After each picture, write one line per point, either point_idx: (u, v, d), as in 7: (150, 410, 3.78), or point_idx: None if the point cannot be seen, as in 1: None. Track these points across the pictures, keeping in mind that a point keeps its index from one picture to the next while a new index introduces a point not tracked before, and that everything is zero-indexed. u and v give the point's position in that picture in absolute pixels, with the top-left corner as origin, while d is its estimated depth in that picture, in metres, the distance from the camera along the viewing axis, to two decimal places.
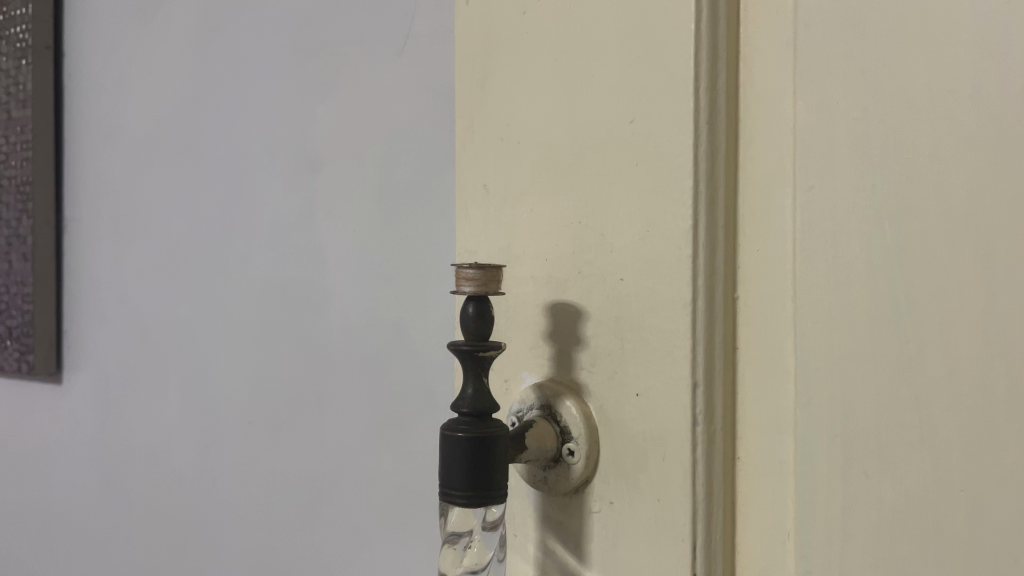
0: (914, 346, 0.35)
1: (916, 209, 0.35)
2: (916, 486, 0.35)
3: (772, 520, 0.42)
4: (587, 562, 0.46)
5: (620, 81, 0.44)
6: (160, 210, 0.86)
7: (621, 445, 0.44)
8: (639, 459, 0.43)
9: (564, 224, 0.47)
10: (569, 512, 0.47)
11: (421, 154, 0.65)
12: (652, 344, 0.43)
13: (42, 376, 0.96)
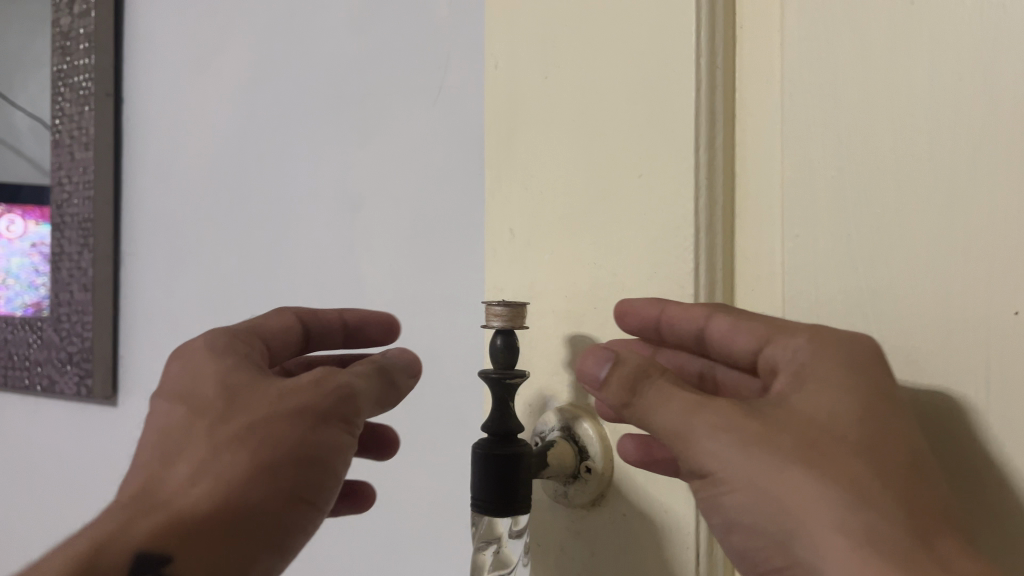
0: (884, 372, 0.42)
1: (885, 256, 0.41)
2: None
3: None
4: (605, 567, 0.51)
5: (630, 141, 0.50)
6: (211, 244, 0.93)
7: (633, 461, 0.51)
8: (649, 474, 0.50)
9: (583, 265, 0.52)
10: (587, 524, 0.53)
11: (454, 196, 0.71)
12: None
13: (98, 399, 1.02)
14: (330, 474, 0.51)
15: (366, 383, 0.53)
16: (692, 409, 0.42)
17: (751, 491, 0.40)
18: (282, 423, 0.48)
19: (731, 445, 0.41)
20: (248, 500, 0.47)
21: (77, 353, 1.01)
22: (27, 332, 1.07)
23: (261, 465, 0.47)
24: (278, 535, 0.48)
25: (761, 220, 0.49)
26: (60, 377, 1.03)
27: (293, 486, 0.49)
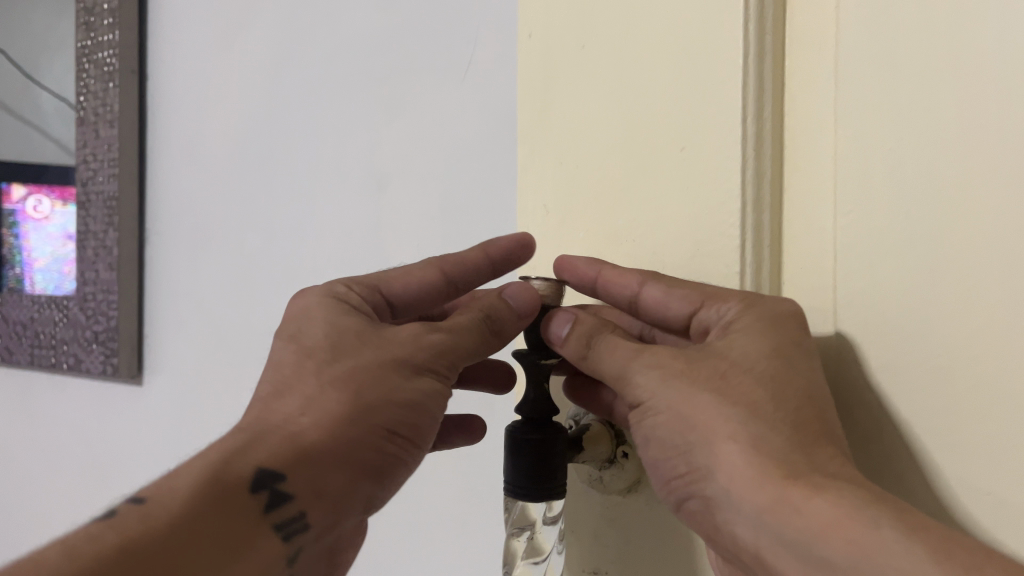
0: (945, 359, 0.39)
1: (946, 234, 0.39)
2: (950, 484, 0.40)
3: None
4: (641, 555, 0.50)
5: (673, 115, 0.48)
6: (237, 223, 0.92)
7: None
8: None
9: (620, 244, 0.51)
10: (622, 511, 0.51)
11: (485, 174, 0.69)
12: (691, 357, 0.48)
13: (123, 378, 1.02)
14: (427, 422, 0.50)
15: (468, 340, 0.50)
16: (632, 357, 0.46)
17: (671, 427, 0.44)
18: (390, 383, 0.48)
19: (659, 385, 0.44)
20: (357, 443, 0.47)
21: (102, 332, 1.01)
22: (52, 310, 1.06)
23: (370, 412, 0.47)
24: (374, 477, 0.49)
25: (808, 197, 0.47)
26: (86, 356, 1.03)
27: (395, 434, 0.48)
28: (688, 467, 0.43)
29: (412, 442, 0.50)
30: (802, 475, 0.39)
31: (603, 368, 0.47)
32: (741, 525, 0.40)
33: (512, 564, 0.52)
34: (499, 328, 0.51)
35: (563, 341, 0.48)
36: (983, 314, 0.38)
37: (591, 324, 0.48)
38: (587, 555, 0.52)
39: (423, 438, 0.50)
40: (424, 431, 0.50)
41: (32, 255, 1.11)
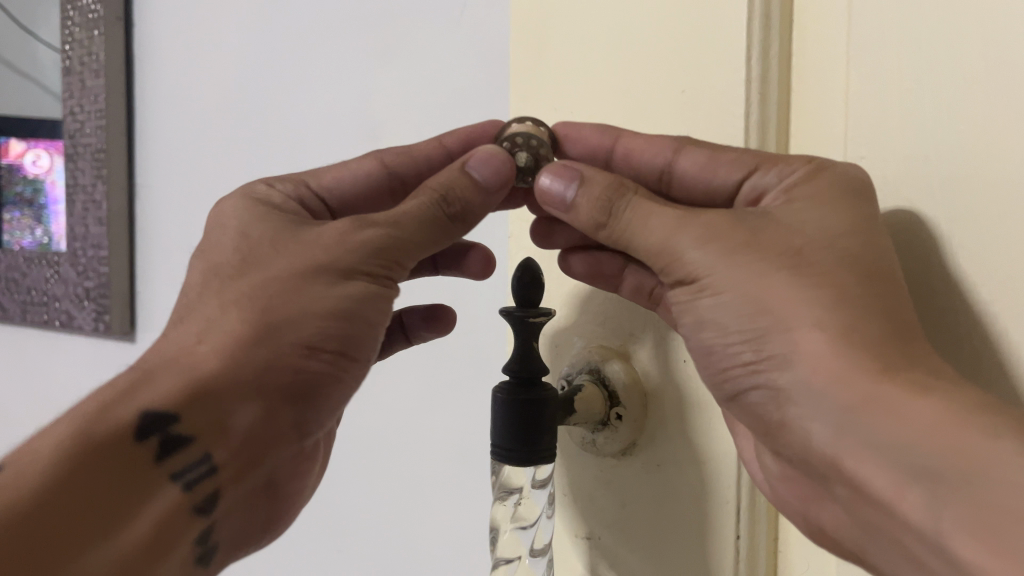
0: (958, 303, 0.39)
1: (964, 177, 0.38)
2: None
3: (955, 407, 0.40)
4: (633, 522, 0.48)
5: (677, 52, 0.45)
6: (229, 175, 0.89)
7: (669, 409, 0.47)
8: (685, 422, 0.46)
9: None
10: (615, 475, 0.49)
11: (474, 123, 0.66)
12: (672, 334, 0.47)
13: (116, 334, 0.99)
14: (360, 335, 0.47)
15: (417, 223, 0.46)
16: (679, 221, 0.41)
17: (738, 302, 0.39)
18: (311, 297, 0.45)
19: (716, 258, 0.40)
20: (278, 362, 0.44)
21: (94, 288, 0.98)
22: (43, 267, 1.04)
23: (282, 331, 0.44)
24: (305, 397, 0.46)
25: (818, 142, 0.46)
26: (78, 312, 1.00)
27: (319, 356, 0.45)
28: (754, 352, 0.39)
29: (340, 363, 0.46)
30: (899, 370, 0.36)
31: (639, 237, 0.42)
32: (815, 424, 0.38)
33: (499, 527, 0.50)
34: (461, 207, 0.47)
35: (580, 208, 0.43)
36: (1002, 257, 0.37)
37: (608, 188, 0.43)
38: (579, 517, 0.50)
39: (358, 352, 0.47)
40: (360, 343, 0.47)
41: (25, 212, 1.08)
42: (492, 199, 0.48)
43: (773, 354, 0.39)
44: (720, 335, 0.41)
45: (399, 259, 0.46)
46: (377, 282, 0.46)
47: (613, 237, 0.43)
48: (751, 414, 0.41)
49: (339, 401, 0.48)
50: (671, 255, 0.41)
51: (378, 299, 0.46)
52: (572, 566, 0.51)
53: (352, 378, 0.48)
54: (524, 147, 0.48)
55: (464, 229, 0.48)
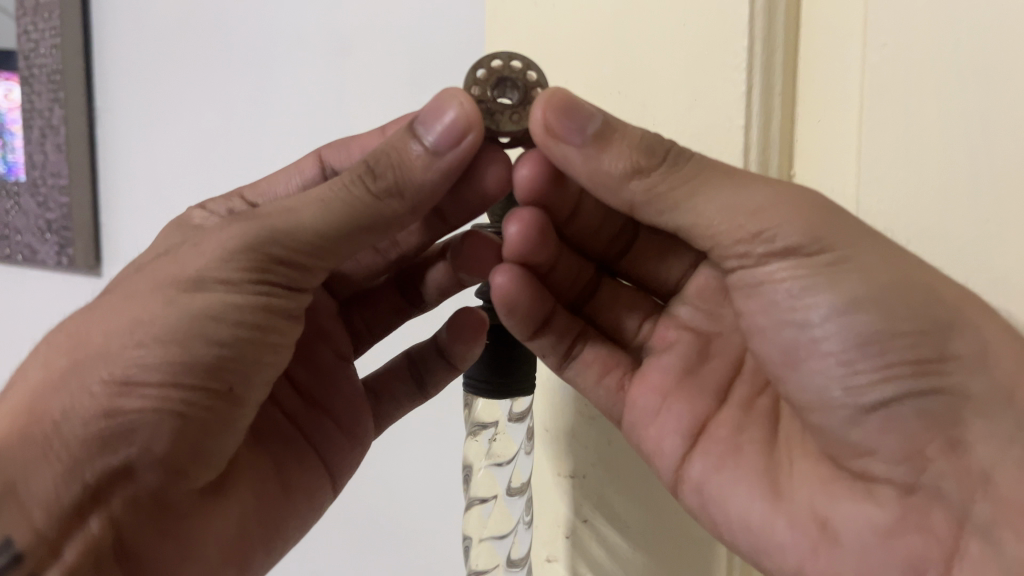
0: (996, 224, 0.33)
1: (1008, 69, 0.31)
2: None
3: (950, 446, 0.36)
4: (613, 476, 0.44)
5: (676, 82, 0.38)
6: (191, 100, 0.79)
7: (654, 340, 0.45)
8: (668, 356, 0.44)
9: (600, 97, 0.41)
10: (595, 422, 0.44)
11: (450, 60, 0.58)
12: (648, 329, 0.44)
13: (79, 269, 0.92)
14: (205, 363, 0.35)
15: (314, 205, 0.35)
16: (742, 182, 0.33)
17: (898, 282, 0.33)
18: (136, 318, 0.34)
19: (854, 231, 0.33)
20: (82, 411, 0.33)
21: (54, 219, 0.89)
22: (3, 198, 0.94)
23: (89, 367, 0.34)
24: (132, 453, 0.34)
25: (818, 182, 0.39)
26: (41, 245, 0.92)
27: (139, 396, 0.34)
28: (932, 349, 0.33)
29: (173, 405, 0.34)
30: None
31: (711, 200, 0.33)
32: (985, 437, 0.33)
33: (472, 465, 0.46)
34: (393, 180, 0.35)
35: (613, 153, 0.34)
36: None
37: (648, 134, 0.34)
38: (562, 453, 0.45)
39: (212, 387, 0.35)
40: (214, 373, 0.35)
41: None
42: (439, 172, 0.35)
43: (957, 355, 0.33)
44: (863, 326, 0.33)
45: (275, 259, 0.35)
46: (234, 290, 0.35)
47: (661, 191, 0.34)
48: (906, 430, 0.34)
49: (201, 452, 0.37)
50: (768, 219, 0.33)
51: (232, 314, 0.35)
52: (553, 506, 0.46)
53: (212, 423, 0.36)
54: (508, 72, 0.37)
55: (405, 208, 0.35)
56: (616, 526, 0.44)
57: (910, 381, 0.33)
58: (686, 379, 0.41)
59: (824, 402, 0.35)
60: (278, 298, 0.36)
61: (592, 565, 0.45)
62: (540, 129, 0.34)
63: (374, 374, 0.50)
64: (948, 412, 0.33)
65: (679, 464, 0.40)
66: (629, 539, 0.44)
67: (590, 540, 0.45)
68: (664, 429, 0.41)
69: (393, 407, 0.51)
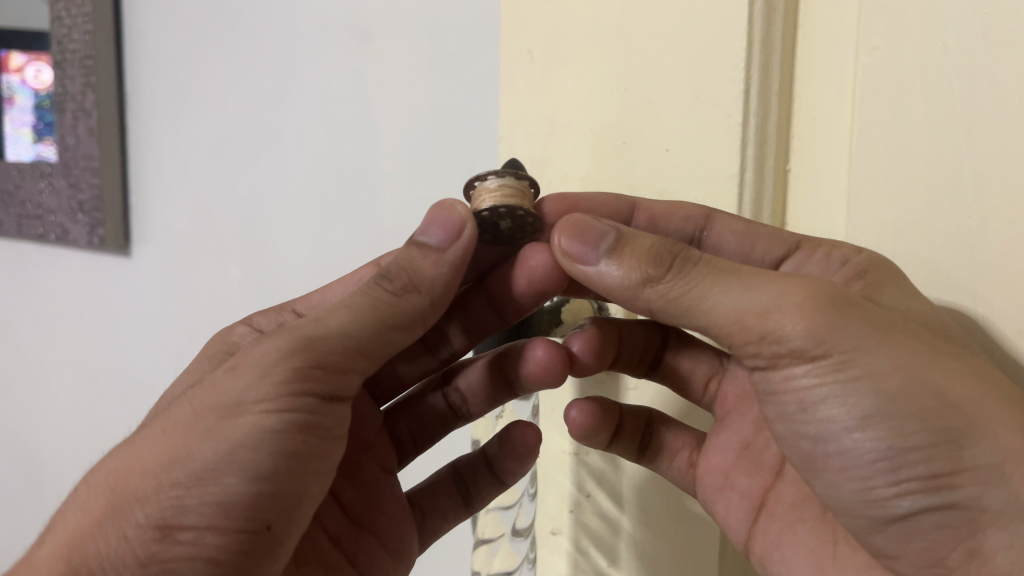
0: (975, 220, 0.34)
1: (987, 69, 0.33)
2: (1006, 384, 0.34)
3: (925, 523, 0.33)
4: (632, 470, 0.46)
5: (681, 81, 0.40)
6: (217, 83, 0.81)
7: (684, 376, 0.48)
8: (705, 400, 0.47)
9: (608, 90, 0.43)
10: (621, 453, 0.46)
11: (478, 73, 0.59)
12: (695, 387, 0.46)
13: (112, 251, 0.94)
14: (241, 498, 0.33)
15: (339, 314, 0.36)
16: (773, 279, 0.32)
17: (907, 390, 0.31)
18: (171, 455, 0.33)
19: (862, 333, 0.31)
20: (120, 552, 0.32)
21: (85, 201, 0.92)
22: (36, 178, 0.98)
23: (124, 511, 0.33)
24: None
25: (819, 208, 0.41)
26: (72, 225, 0.94)
27: (184, 541, 0.33)
28: (945, 462, 0.31)
29: (213, 540, 0.33)
30: None
31: (716, 299, 0.32)
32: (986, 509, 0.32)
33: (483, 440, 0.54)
34: (406, 280, 0.37)
35: (626, 260, 0.34)
36: (1017, 309, 0.34)
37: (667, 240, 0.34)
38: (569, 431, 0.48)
39: (253, 523, 0.34)
40: (252, 507, 0.33)
41: (22, 121, 1.01)
42: (450, 264, 0.37)
43: (971, 467, 0.31)
44: (875, 442, 0.32)
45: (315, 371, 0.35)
46: (271, 412, 0.34)
47: (674, 295, 0.33)
48: (927, 540, 0.33)
49: None
50: (776, 321, 0.31)
51: (269, 442, 0.34)
52: (560, 481, 0.48)
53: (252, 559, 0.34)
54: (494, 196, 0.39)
55: (425, 301, 0.37)
56: (617, 503, 0.46)
57: (923, 497, 0.32)
58: (743, 456, 0.43)
59: (848, 511, 0.35)
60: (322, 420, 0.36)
61: (598, 541, 0.46)
62: (562, 256, 0.36)
63: (419, 487, 0.50)
64: (965, 526, 0.31)
65: (747, 532, 0.41)
66: (628, 517, 0.45)
67: (594, 519, 0.47)
68: (730, 506, 0.42)
69: (443, 522, 0.50)
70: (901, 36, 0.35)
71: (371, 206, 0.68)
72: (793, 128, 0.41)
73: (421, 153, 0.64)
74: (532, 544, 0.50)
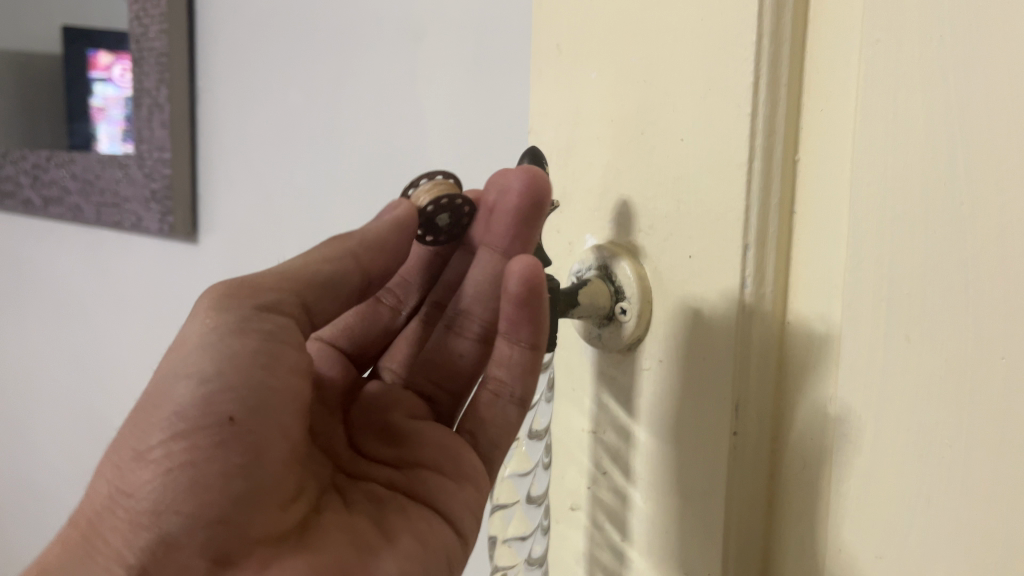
0: (968, 209, 0.34)
1: (984, 62, 0.33)
2: (993, 374, 0.34)
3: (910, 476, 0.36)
4: (635, 446, 0.47)
5: (695, 74, 0.42)
6: (280, 80, 0.86)
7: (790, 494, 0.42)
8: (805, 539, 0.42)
9: (628, 83, 0.45)
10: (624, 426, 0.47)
11: (519, 70, 0.62)
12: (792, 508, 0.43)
13: (180, 237, 1.00)
14: (190, 401, 0.40)
15: (323, 266, 0.45)
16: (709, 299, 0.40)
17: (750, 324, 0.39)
18: (155, 382, 0.42)
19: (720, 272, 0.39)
20: (134, 510, 0.40)
21: (157, 190, 0.98)
22: (114, 169, 1.04)
23: (136, 432, 0.41)
24: (190, 539, 0.40)
25: (818, 204, 0.41)
26: (145, 213, 1.00)
27: (178, 499, 0.40)
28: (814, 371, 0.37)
29: (200, 492, 0.40)
30: None
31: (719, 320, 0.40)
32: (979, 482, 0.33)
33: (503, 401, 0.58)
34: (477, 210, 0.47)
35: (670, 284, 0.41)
36: (1004, 297, 0.33)
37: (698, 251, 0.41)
38: (588, 410, 0.49)
39: (247, 470, 0.41)
40: (234, 446, 0.40)
41: (105, 116, 1.08)
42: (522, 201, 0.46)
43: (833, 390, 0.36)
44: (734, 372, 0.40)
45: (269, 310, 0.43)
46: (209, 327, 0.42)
47: None
48: None
49: (241, 498, 0.41)
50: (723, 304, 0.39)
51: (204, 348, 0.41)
52: (579, 457, 0.50)
53: (258, 496, 0.41)
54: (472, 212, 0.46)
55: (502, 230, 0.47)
56: (628, 478, 0.47)
57: None
58: None
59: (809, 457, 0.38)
60: (277, 342, 0.42)
61: (612, 517, 0.48)
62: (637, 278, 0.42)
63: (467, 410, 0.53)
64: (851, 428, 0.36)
65: None
66: (638, 491, 0.47)
67: (608, 494, 0.49)
68: None
69: (494, 435, 0.52)
70: (900, 28, 0.36)
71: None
72: (803, 119, 0.41)
73: (464, 145, 0.67)
74: (544, 512, 0.53)
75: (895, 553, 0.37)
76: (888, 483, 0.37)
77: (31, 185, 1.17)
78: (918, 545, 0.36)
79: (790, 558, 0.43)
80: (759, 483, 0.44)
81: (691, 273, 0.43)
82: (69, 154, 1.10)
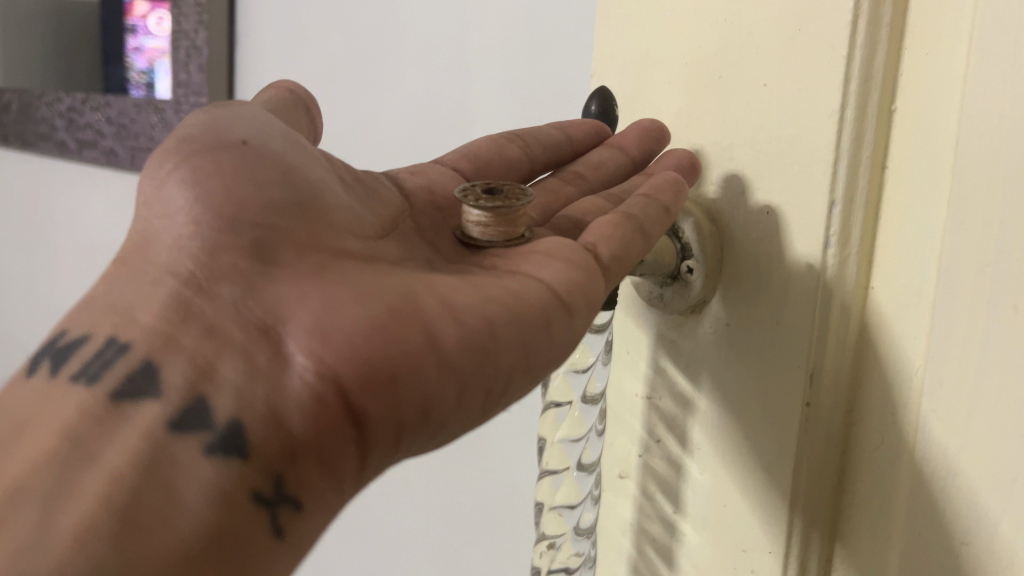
0: None
1: None
2: None
3: (992, 488, 0.34)
4: (693, 412, 0.44)
5: (783, 14, 0.38)
6: (320, 22, 0.82)
7: (870, 472, 0.40)
8: (876, 532, 0.39)
9: (707, 22, 0.41)
10: (681, 391, 0.44)
11: (577, 16, 0.58)
12: (870, 507, 0.40)
13: None
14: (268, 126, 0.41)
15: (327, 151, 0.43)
16: (611, 224, 0.38)
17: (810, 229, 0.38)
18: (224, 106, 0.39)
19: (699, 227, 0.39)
20: (170, 228, 0.34)
21: None
22: (150, 112, 1.01)
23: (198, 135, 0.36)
24: (228, 232, 0.34)
25: (915, 161, 0.37)
26: None
27: (221, 209, 0.34)
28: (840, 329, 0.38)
29: (249, 187, 0.34)
30: None
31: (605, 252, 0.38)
32: None
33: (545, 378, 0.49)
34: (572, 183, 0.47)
35: (616, 231, 0.38)
36: None
37: (652, 214, 0.39)
38: (642, 374, 0.47)
39: (315, 211, 0.36)
40: (254, 167, 0.35)
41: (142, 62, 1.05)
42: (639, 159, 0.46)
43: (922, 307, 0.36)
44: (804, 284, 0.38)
45: None
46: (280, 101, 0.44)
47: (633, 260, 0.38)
48: None
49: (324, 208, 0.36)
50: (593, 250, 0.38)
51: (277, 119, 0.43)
52: (630, 424, 0.48)
53: (297, 192, 0.35)
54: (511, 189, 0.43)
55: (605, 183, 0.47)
56: (685, 448, 0.44)
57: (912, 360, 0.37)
58: None
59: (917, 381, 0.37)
60: (270, 127, 0.38)
61: (664, 488, 0.46)
62: (593, 239, 0.38)
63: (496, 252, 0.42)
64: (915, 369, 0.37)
65: None
66: (695, 462, 0.44)
67: (660, 463, 0.46)
68: None
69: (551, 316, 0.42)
70: None
71: (463, 149, 0.69)
72: (902, 68, 0.38)
73: (515, 96, 0.64)
74: (596, 481, 0.48)
75: (983, 540, 0.34)
76: (976, 466, 0.34)
77: (65, 129, 1.15)
78: (1011, 534, 0.34)
79: (860, 538, 0.40)
80: (828, 461, 0.41)
81: (768, 233, 0.40)
82: (105, 97, 1.07)
